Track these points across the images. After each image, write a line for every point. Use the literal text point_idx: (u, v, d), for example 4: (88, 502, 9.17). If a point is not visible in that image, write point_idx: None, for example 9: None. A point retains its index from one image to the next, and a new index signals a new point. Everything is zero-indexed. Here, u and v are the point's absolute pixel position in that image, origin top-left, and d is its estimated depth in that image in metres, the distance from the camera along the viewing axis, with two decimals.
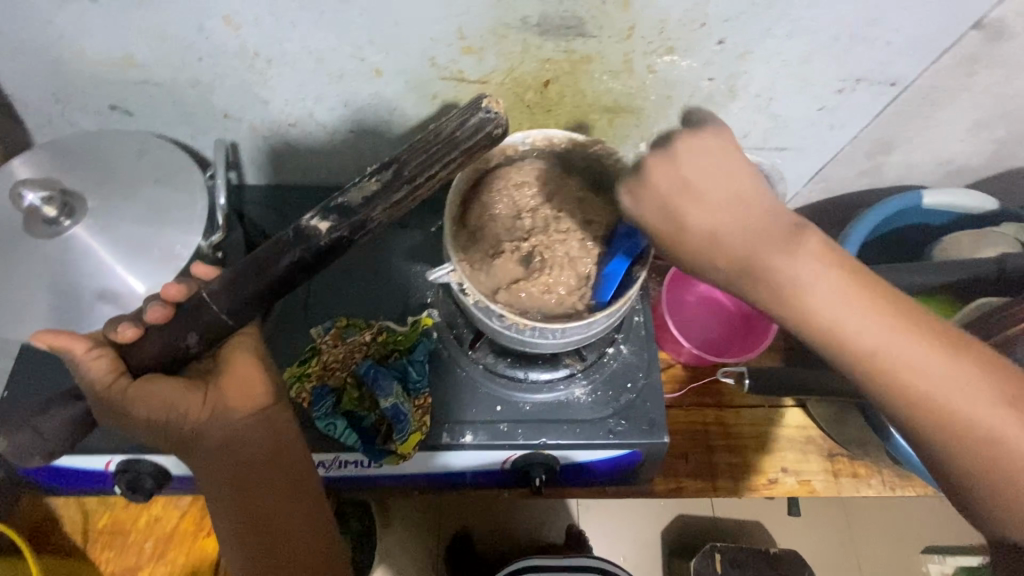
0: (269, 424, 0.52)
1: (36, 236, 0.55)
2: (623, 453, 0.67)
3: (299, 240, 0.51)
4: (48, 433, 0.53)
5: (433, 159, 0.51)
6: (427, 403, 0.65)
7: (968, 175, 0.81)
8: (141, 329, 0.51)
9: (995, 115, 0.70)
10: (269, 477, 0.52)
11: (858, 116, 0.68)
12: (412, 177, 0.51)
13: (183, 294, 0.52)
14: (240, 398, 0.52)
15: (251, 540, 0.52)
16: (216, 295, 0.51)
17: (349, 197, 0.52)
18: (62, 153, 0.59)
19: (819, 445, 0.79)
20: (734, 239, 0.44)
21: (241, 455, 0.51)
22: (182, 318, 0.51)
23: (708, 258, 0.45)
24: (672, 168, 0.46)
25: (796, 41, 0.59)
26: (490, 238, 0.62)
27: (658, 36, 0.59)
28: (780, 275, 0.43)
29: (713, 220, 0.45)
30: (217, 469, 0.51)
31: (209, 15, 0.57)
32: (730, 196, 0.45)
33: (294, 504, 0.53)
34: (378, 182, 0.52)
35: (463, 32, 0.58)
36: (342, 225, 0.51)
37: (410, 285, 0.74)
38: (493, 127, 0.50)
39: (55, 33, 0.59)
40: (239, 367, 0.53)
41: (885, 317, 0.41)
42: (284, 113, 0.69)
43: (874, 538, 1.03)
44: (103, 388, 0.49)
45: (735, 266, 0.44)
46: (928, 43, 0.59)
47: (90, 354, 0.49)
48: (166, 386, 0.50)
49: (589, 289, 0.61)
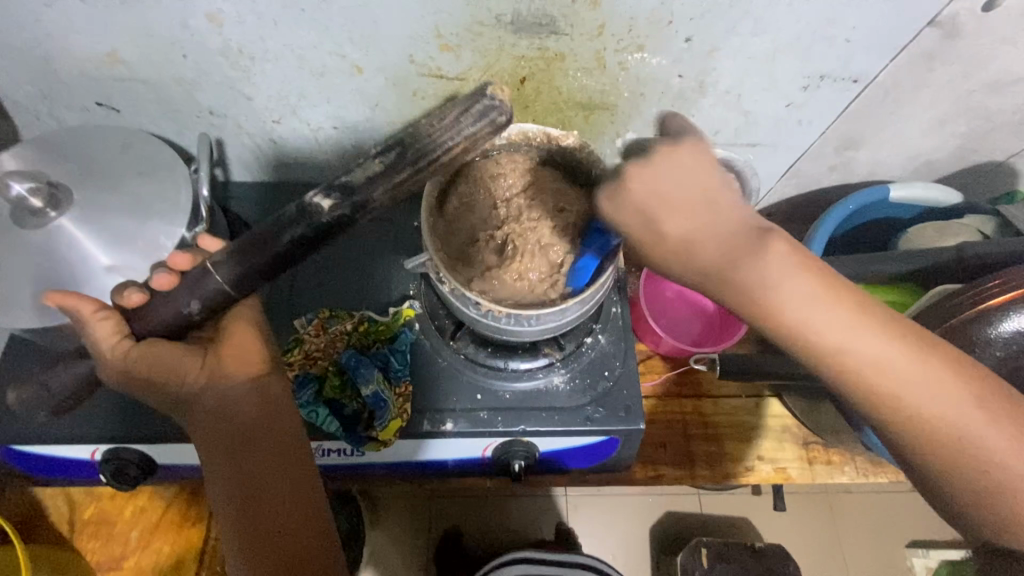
0: (264, 393, 0.55)
1: (22, 227, 0.56)
2: (601, 440, 0.69)
3: (302, 216, 0.54)
4: (53, 388, 0.58)
5: (438, 144, 0.53)
6: (408, 392, 0.66)
7: (935, 171, 0.84)
8: (146, 295, 0.54)
9: (955, 110, 0.73)
10: (263, 444, 0.54)
11: (825, 112, 0.71)
12: (416, 160, 0.53)
13: (190, 264, 0.55)
14: (237, 366, 0.55)
15: (242, 507, 0.53)
16: (219, 266, 0.53)
17: (352, 176, 0.54)
18: (48, 146, 0.60)
19: (794, 433, 0.81)
20: (712, 249, 0.44)
21: (237, 420, 0.53)
22: (186, 284, 0.54)
23: (681, 267, 0.45)
24: (650, 179, 0.45)
25: (760, 39, 0.62)
26: (467, 229, 0.65)
27: (628, 34, 0.61)
28: (749, 279, 0.43)
29: (689, 230, 0.44)
30: (212, 435, 0.53)
31: (193, 13, 0.59)
32: (701, 205, 0.44)
33: (285, 473, 0.54)
34: (381, 163, 0.54)
35: (440, 30, 0.60)
36: (343, 204, 0.53)
37: (392, 277, 0.75)
38: (498, 114, 0.53)
39: (42, 31, 0.60)
40: (238, 337, 0.56)
41: (844, 312, 0.43)
42: (268, 110, 0.71)
43: (848, 526, 1.19)
44: (108, 349, 0.52)
45: (711, 280, 0.45)
46: (886, 41, 0.62)
47: (97, 314, 0.52)
48: (168, 349, 0.53)
49: (562, 277, 0.63)
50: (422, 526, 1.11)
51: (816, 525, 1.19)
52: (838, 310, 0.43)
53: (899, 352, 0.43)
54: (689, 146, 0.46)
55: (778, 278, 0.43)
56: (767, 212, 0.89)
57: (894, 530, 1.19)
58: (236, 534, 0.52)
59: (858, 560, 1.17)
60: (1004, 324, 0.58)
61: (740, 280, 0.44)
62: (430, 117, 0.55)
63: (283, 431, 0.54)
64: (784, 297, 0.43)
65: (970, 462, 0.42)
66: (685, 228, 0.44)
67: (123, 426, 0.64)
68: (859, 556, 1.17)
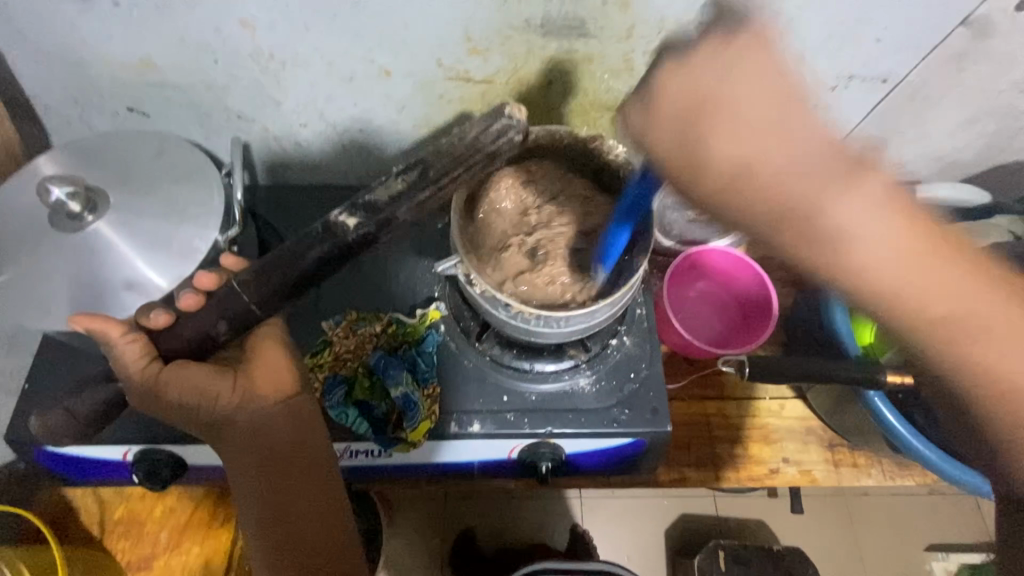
0: (296, 415, 0.55)
1: (60, 230, 0.57)
2: (628, 442, 0.69)
3: (328, 234, 0.55)
4: (80, 415, 0.58)
5: (458, 161, 0.53)
6: (436, 393, 0.67)
7: (962, 170, 0.83)
8: (172, 316, 0.55)
9: (984, 110, 0.73)
10: (291, 467, 0.54)
11: (851, 112, 0.71)
12: (437, 178, 0.54)
13: (215, 283, 0.56)
14: (269, 386, 0.55)
15: (271, 525, 0.54)
16: (246, 286, 0.54)
17: (375, 195, 0.55)
18: (82, 152, 0.61)
19: (818, 435, 0.81)
20: (766, 162, 0.39)
21: (266, 443, 0.54)
22: (212, 305, 0.55)
23: (735, 195, 0.40)
24: (696, 82, 0.40)
25: (789, 40, 0.61)
26: (498, 235, 0.66)
27: (657, 35, 0.61)
28: (816, 210, 0.39)
29: (741, 142, 0.39)
30: (242, 458, 0.54)
31: (226, 19, 0.59)
32: (761, 115, 0.39)
33: (313, 494, 0.55)
34: (404, 182, 0.55)
35: (469, 33, 0.61)
36: (368, 222, 0.54)
37: (417, 279, 0.76)
38: (515, 133, 0.52)
39: (78, 37, 0.61)
40: (268, 356, 0.57)
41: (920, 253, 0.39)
42: (296, 114, 0.71)
43: (866, 530, 1.18)
44: (138, 372, 0.53)
45: (772, 210, 0.40)
46: (918, 40, 0.62)
47: (124, 338, 0.52)
48: (198, 371, 0.53)
49: (572, 255, 0.64)
50: (437, 528, 1.11)
51: (835, 530, 1.17)
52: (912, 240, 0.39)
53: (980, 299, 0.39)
54: (748, 46, 0.40)
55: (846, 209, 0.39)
56: None
57: (913, 533, 1.18)
58: (265, 549, 0.54)
59: (875, 563, 1.16)
60: None
61: (795, 199, 0.39)
62: (451, 134, 0.55)
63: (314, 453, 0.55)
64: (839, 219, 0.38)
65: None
66: (735, 140, 0.39)
67: (152, 430, 0.64)
68: (879, 560, 1.16)
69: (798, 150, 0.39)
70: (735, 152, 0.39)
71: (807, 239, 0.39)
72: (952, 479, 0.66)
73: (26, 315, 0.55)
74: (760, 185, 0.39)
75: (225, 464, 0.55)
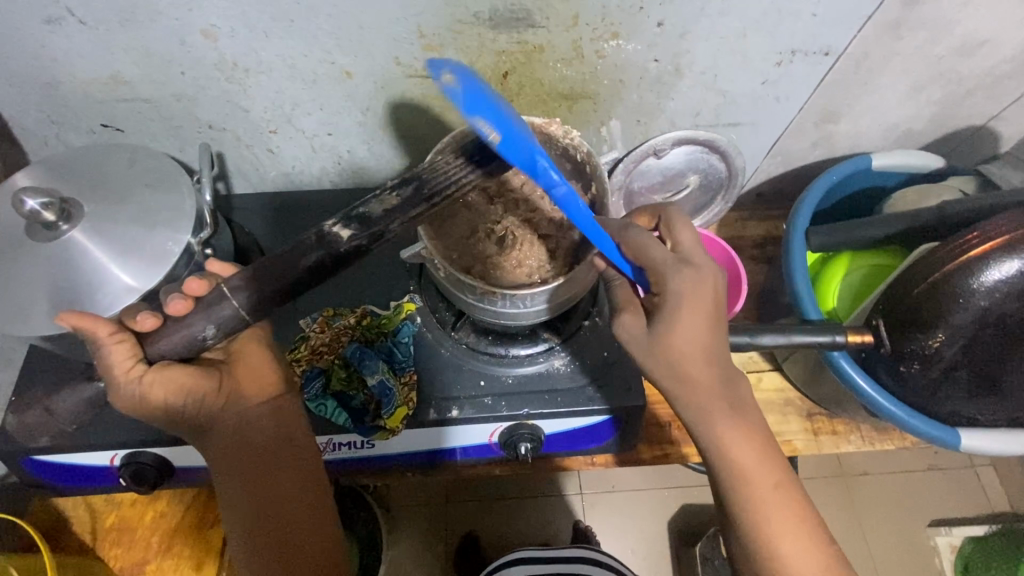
0: (281, 413, 0.58)
1: (37, 240, 0.59)
2: (603, 419, 0.70)
3: (322, 245, 0.54)
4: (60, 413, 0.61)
5: (451, 180, 0.55)
6: (413, 381, 0.69)
7: (915, 139, 0.87)
8: (159, 319, 0.53)
9: (929, 78, 0.75)
10: (279, 461, 0.57)
11: (800, 85, 0.74)
12: (431, 195, 0.55)
13: (206, 288, 0.55)
14: (254, 387, 0.58)
15: (257, 522, 0.56)
16: (236, 292, 0.53)
17: (370, 208, 0.55)
18: (58, 166, 0.64)
19: (797, 405, 0.82)
20: (702, 368, 0.49)
21: (254, 439, 0.56)
22: (200, 310, 0.53)
23: (673, 352, 0.49)
24: (699, 279, 0.49)
25: (728, 19, 0.64)
26: (465, 222, 0.67)
27: (601, 22, 0.64)
28: (696, 384, 0.50)
29: (680, 335, 0.49)
30: (230, 457, 0.56)
31: (189, 31, 0.62)
32: (705, 312, 0.49)
33: (300, 488, 0.57)
34: (399, 196, 0.55)
35: (422, 30, 0.63)
36: (362, 234, 0.54)
37: (393, 276, 0.78)
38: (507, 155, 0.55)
39: (47, 57, 0.63)
40: (251, 356, 0.59)
41: (730, 417, 0.50)
42: (266, 120, 0.74)
43: (872, 509, 1.25)
44: (123, 373, 0.51)
45: (673, 372, 0.50)
46: (854, 12, 0.64)
47: (112, 337, 0.51)
48: (186, 372, 0.53)
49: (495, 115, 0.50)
50: (439, 531, 1.13)
51: (839, 510, 1.24)
52: (729, 417, 0.50)
53: (744, 452, 0.50)
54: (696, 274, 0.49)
55: (701, 378, 0.49)
56: (755, 191, 0.93)
57: (912, 513, 1.25)
58: (251, 548, 0.56)
59: (877, 540, 1.22)
60: (986, 275, 0.59)
61: (693, 376, 0.49)
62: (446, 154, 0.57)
63: (300, 450, 0.58)
64: (707, 394, 0.50)
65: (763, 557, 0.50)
66: (683, 337, 0.49)
67: (136, 430, 0.65)
68: (880, 534, 1.23)
69: (711, 338, 0.49)
70: (683, 340, 0.49)
71: (695, 394, 0.50)
72: (923, 436, 0.65)
73: (8, 322, 0.57)
74: (692, 372, 0.50)
75: (209, 463, 0.56)
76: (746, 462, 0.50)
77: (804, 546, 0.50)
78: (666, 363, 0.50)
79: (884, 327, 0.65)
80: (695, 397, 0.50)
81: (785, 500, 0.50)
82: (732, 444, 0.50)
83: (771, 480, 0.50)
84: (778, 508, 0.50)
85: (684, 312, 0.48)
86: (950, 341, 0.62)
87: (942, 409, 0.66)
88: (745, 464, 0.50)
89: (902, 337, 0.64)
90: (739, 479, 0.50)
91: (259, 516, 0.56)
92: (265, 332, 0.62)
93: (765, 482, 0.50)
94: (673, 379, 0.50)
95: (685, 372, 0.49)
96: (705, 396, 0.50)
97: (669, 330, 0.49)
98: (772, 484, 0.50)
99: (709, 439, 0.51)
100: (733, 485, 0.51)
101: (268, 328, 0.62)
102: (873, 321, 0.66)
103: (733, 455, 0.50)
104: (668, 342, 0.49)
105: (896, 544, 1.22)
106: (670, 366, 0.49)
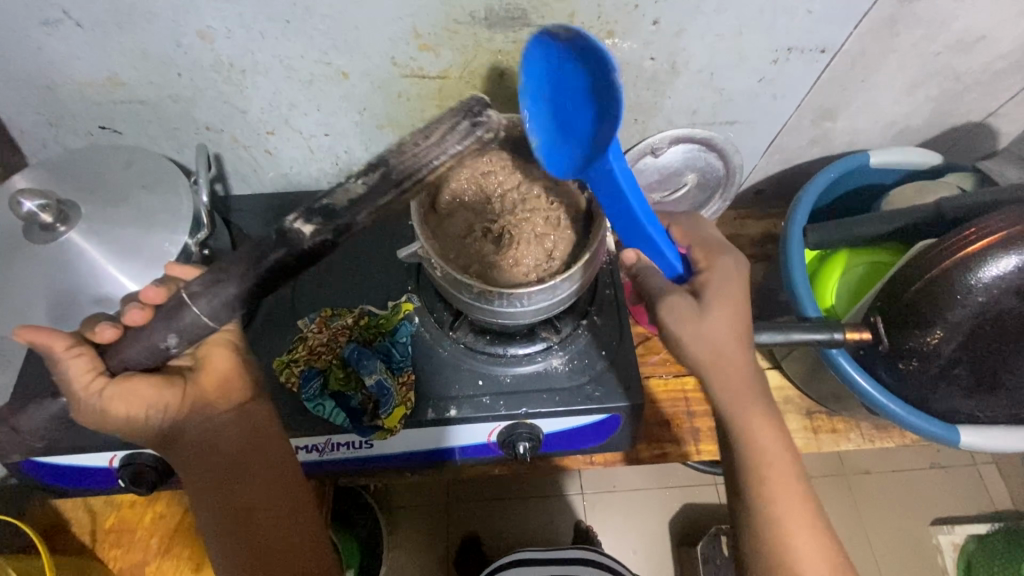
0: (250, 418, 0.58)
1: (34, 241, 0.59)
2: (602, 418, 0.70)
3: (281, 241, 0.51)
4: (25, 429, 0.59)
5: (423, 162, 0.51)
6: (411, 381, 0.68)
7: (914, 136, 0.86)
8: (120, 329, 0.54)
9: (926, 75, 0.75)
10: (250, 467, 0.56)
11: (797, 83, 0.73)
12: (400, 180, 0.51)
13: (163, 296, 0.54)
14: (219, 394, 0.57)
15: (231, 530, 0.55)
16: (196, 299, 0.52)
17: (334, 200, 0.51)
18: (55, 168, 0.64)
19: (797, 403, 0.81)
20: (737, 352, 0.52)
21: (222, 446, 0.56)
22: (160, 317, 0.53)
23: (712, 332, 0.52)
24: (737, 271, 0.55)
25: (724, 17, 0.64)
26: (462, 221, 0.67)
27: (597, 21, 0.64)
28: (731, 367, 0.52)
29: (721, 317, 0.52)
30: (199, 466, 0.55)
31: (185, 32, 0.62)
32: (740, 301, 0.54)
33: (275, 492, 0.57)
34: (366, 184, 0.51)
35: (417, 30, 0.63)
36: (325, 229, 0.51)
37: (391, 276, 0.78)
38: (484, 131, 0.52)
39: (45, 59, 0.63)
40: (217, 360, 0.58)
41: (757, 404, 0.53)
42: (262, 121, 0.74)
43: (874, 508, 1.25)
44: (82, 388, 0.51)
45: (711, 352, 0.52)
46: (849, 9, 0.64)
47: (69, 352, 0.51)
48: (145, 384, 0.53)
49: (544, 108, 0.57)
50: (439, 532, 1.12)
51: (842, 510, 1.24)
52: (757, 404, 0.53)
53: (766, 441, 0.52)
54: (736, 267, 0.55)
55: (735, 362, 0.52)
56: (754, 189, 0.93)
57: (915, 511, 1.25)
58: (227, 554, 0.55)
59: (880, 539, 1.22)
60: (983, 272, 0.59)
61: (729, 359, 0.52)
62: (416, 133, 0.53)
63: (272, 454, 0.58)
64: (739, 378, 0.52)
65: (778, 546, 0.50)
66: (722, 319, 0.52)
67: None
68: (883, 533, 1.22)
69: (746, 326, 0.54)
70: (724, 319, 0.52)
71: (728, 378, 0.52)
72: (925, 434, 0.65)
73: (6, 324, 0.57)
74: (727, 356, 0.52)
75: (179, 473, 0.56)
76: (768, 450, 0.52)
77: (811, 537, 0.51)
78: (706, 344, 0.52)
79: (882, 325, 0.65)
80: (726, 381, 0.52)
81: (800, 490, 0.52)
82: (757, 430, 0.52)
83: (790, 471, 0.52)
84: (791, 498, 0.51)
85: (726, 297, 0.53)
86: (948, 338, 0.62)
87: (941, 407, 0.66)
88: (766, 452, 0.52)
89: (900, 335, 0.64)
90: (759, 466, 0.52)
91: (234, 523, 0.56)
92: (236, 336, 0.61)
93: (785, 472, 0.52)
94: (711, 358, 0.52)
95: (724, 353, 0.52)
96: (736, 381, 0.52)
97: (713, 312, 0.52)
98: (789, 475, 0.52)
99: (736, 423, 0.52)
100: (755, 472, 0.52)
101: (238, 330, 0.61)
102: (872, 318, 0.66)
103: (758, 442, 0.52)
104: (708, 323, 0.52)
105: (899, 543, 1.22)
106: (711, 344, 0.52)
